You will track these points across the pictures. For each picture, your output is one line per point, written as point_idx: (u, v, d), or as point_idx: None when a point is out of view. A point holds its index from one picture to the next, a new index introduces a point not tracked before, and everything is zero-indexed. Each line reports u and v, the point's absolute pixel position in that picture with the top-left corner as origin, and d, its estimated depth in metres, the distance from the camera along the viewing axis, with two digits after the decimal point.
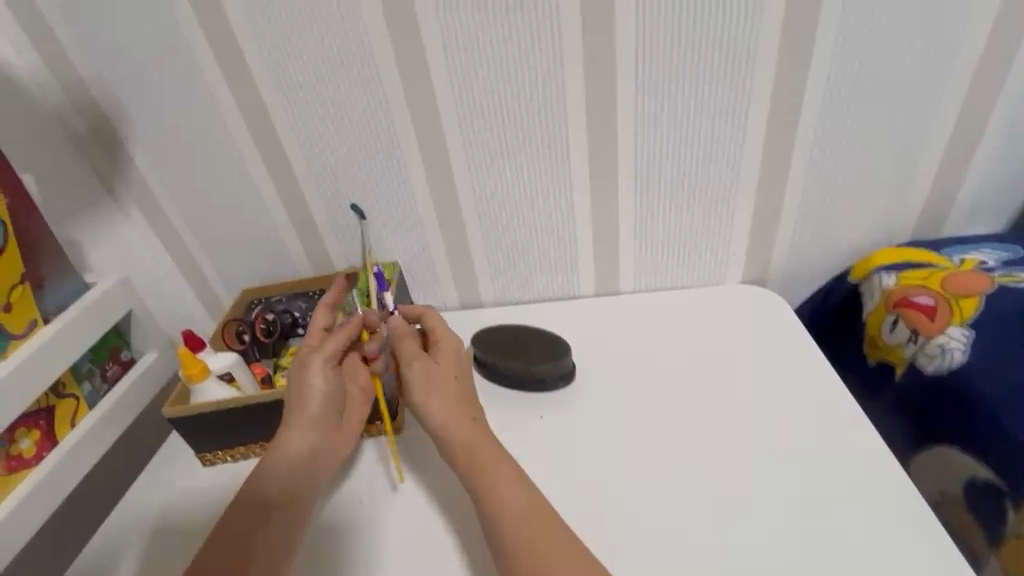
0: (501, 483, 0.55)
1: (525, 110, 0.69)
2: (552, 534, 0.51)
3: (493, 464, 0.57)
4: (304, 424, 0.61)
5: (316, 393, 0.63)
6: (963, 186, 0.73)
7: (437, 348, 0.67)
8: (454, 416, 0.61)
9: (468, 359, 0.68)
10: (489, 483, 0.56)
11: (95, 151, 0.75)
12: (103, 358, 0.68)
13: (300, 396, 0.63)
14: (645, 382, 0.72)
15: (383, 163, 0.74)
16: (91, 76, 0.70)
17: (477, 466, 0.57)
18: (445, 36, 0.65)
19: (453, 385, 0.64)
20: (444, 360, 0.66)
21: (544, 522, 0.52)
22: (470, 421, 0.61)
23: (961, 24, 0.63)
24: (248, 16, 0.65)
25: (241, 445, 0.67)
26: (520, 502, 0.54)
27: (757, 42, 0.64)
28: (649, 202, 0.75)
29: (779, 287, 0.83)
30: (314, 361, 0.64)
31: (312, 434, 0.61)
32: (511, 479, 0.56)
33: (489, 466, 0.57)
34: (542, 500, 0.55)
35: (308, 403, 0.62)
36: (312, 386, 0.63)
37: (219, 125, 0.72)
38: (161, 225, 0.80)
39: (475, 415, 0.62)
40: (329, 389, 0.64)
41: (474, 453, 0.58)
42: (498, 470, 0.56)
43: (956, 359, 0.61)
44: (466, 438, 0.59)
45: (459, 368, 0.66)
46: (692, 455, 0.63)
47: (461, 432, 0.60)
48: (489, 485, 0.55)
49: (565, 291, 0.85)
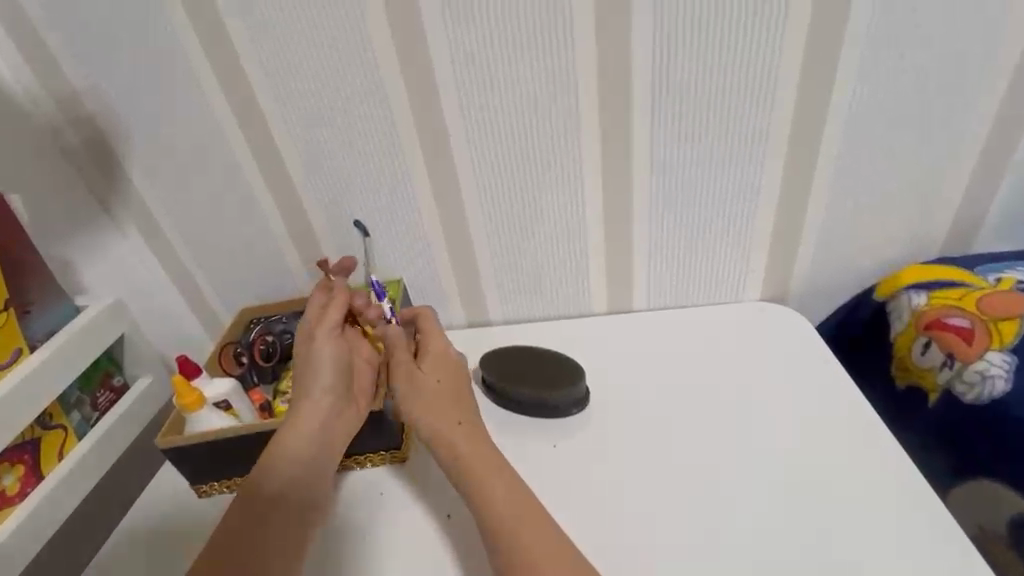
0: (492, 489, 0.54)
1: (536, 123, 0.66)
2: (544, 541, 0.50)
3: (484, 471, 0.55)
4: (314, 395, 0.61)
5: (324, 363, 0.62)
6: (995, 201, 0.70)
7: (426, 353, 0.65)
8: (442, 422, 0.59)
9: (459, 362, 0.65)
10: (481, 489, 0.54)
11: (90, 169, 0.72)
12: (94, 385, 0.65)
13: (309, 369, 0.62)
14: (662, 408, 0.68)
15: (387, 179, 0.71)
16: (84, 90, 0.67)
17: (469, 474, 0.55)
18: (453, 48, 0.62)
19: (438, 388, 0.62)
20: (430, 363, 0.64)
21: (540, 530, 0.51)
22: (456, 426, 0.59)
23: (994, 34, 0.60)
24: (248, 29, 0.62)
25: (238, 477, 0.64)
26: (516, 511, 0.52)
27: (779, 53, 0.61)
28: (665, 218, 0.72)
29: (800, 305, 0.79)
30: (319, 332, 0.64)
31: (326, 402, 0.61)
32: (506, 485, 0.54)
33: (479, 474, 0.55)
34: (537, 505, 0.53)
35: (318, 374, 0.62)
36: (320, 357, 0.63)
37: (217, 141, 0.70)
38: (156, 243, 0.77)
39: (463, 419, 0.59)
40: (339, 358, 0.63)
41: (462, 456, 0.57)
42: (491, 477, 0.54)
43: (998, 388, 0.59)
44: (454, 444, 0.57)
45: (446, 373, 0.63)
46: (712, 488, 0.60)
47: (449, 439, 0.58)
48: (479, 492, 0.54)
49: (576, 310, 0.81)
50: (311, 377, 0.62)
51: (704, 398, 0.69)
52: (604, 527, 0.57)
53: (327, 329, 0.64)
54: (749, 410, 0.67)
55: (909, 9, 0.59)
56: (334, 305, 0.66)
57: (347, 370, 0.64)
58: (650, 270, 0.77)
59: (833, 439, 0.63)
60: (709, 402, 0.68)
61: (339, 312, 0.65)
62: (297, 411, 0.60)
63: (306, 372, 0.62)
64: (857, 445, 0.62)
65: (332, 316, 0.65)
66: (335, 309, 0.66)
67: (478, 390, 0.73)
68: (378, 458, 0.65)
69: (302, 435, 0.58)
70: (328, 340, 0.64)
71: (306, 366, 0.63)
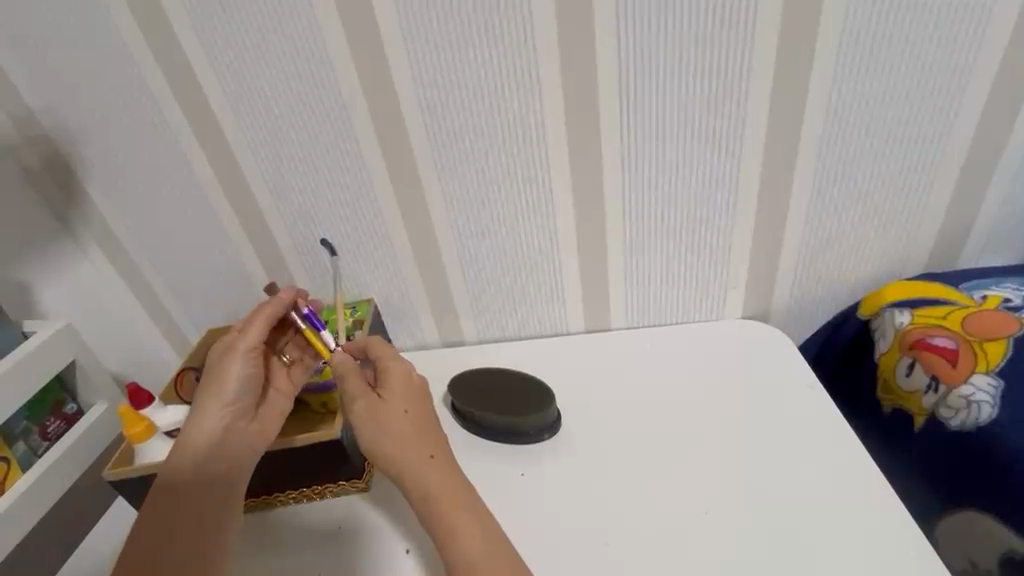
0: (457, 530, 0.49)
1: (503, 134, 0.64)
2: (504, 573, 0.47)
3: (450, 510, 0.50)
4: (216, 406, 0.57)
5: (233, 380, 0.58)
6: (982, 213, 0.68)
7: (385, 381, 0.58)
8: (406, 453, 0.54)
9: (427, 388, 0.59)
10: (449, 530, 0.50)
11: (49, 188, 0.70)
12: (43, 414, 0.63)
13: (217, 379, 0.58)
14: (639, 433, 0.65)
15: (353, 193, 0.69)
16: (40, 108, 0.66)
17: (436, 515, 0.51)
18: (416, 64, 0.60)
19: (404, 420, 0.55)
20: (392, 395, 0.57)
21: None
22: (428, 460, 0.53)
23: (970, 46, 0.58)
24: (202, 41, 0.61)
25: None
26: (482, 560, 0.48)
27: (749, 66, 0.59)
28: (641, 232, 0.69)
29: (784, 322, 0.76)
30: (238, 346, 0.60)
31: (229, 416, 0.57)
32: (471, 526, 0.50)
33: (446, 514, 0.50)
34: (507, 544, 0.49)
35: (220, 398, 0.57)
36: (232, 371, 0.58)
37: (177, 157, 0.68)
38: (120, 263, 0.75)
39: (436, 453, 0.54)
40: (252, 376, 0.59)
41: (435, 496, 0.51)
42: (462, 519, 0.50)
43: (983, 414, 0.56)
44: (421, 482, 0.52)
45: (413, 401, 0.57)
46: (688, 520, 0.57)
47: (418, 476, 0.53)
48: (446, 533, 0.50)
49: (553, 328, 0.79)
50: (217, 390, 0.58)
51: (680, 419, 0.66)
52: (570, 562, 0.55)
53: (244, 350, 0.59)
54: (726, 435, 0.64)
55: (882, 19, 0.57)
56: (261, 318, 0.61)
57: (258, 388, 0.60)
58: (626, 286, 0.74)
59: (814, 466, 0.60)
60: (687, 426, 0.65)
61: (264, 331, 0.60)
62: (194, 418, 0.56)
63: (212, 381, 0.58)
64: (839, 472, 0.59)
65: (254, 336, 0.60)
66: (261, 325, 0.60)
67: (448, 415, 0.70)
68: (339, 487, 0.63)
69: (198, 443, 0.55)
70: (246, 358, 0.59)
71: (213, 378, 0.59)
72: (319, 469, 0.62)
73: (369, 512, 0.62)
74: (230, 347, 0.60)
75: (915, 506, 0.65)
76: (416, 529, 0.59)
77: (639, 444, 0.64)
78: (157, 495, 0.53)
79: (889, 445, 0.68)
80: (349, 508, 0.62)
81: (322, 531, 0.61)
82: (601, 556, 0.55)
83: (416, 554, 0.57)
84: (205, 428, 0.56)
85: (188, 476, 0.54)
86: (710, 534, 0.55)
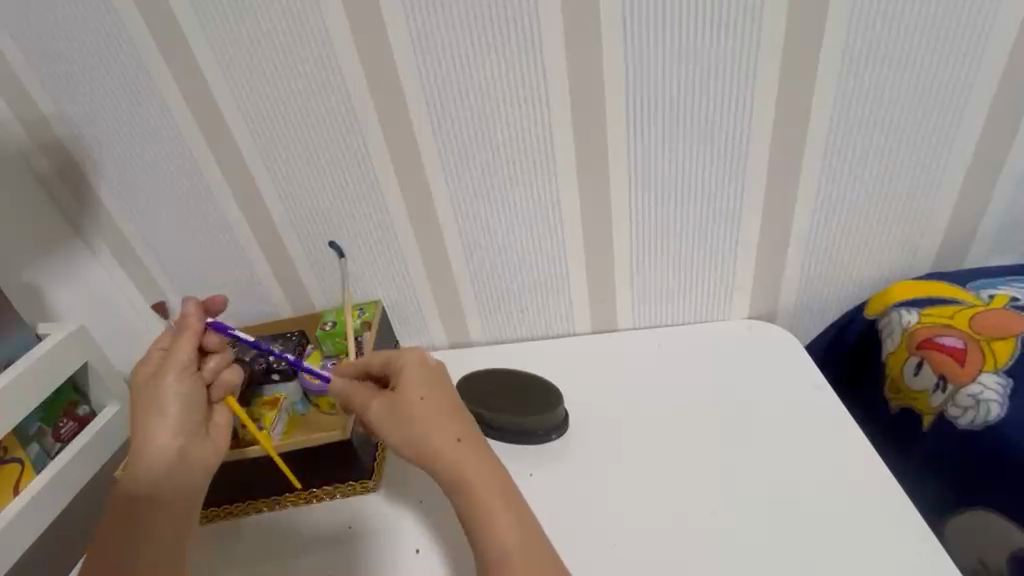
0: (494, 512, 0.50)
1: (508, 135, 0.64)
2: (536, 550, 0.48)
3: (484, 489, 0.51)
4: (161, 425, 0.57)
5: (174, 398, 0.58)
6: (988, 213, 0.68)
7: (402, 373, 0.58)
8: (434, 442, 0.53)
9: (441, 372, 0.59)
10: (483, 509, 0.50)
11: (60, 189, 0.71)
12: (56, 415, 0.64)
13: (155, 404, 0.57)
14: (646, 433, 0.66)
15: (361, 194, 0.69)
16: (50, 111, 0.66)
17: (471, 499, 0.51)
18: (424, 72, 0.61)
19: (423, 408, 0.55)
20: (409, 382, 0.57)
21: (539, 560, 0.47)
22: (456, 443, 0.53)
23: (978, 45, 0.58)
24: (213, 44, 0.61)
25: (210, 509, 0.64)
26: (518, 541, 0.48)
27: (754, 71, 0.60)
28: (646, 233, 0.70)
29: (790, 323, 0.77)
30: (167, 366, 0.58)
31: (179, 437, 0.57)
32: (503, 509, 0.50)
33: (479, 494, 0.51)
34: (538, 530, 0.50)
35: (162, 419, 0.57)
36: (169, 393, 0.58)
37: (186, 159, 0.68)
38: (129, 264, 0.76)
39: (462, 435, 0.54)
40: (190, 394, 0.59)
41: (467, 477, 0.52)
42: (495, 500, 0.50)
43: (992, 412, 0.56)
44: (452, 466, 0.52)
45: (431, 389, 0.56)
46: (694, 520, 0.57)
47: (449, 459, 0.52)
48: (480, 514, 0.50)
49: (559, 329, 0.79)
50: (159, 408, 0.57)
51: (687, 420, 0.66)
52: (579, 564, 0.55)
53: (174, 369, 0.58)
54: (733, 435, 0.64)
55: (889, 18, 0.57)
56: (186, 335, 0.60)
57: (203, 402, 0.59)
58: (633, 287, 0.74)
59: (820, 466, 0.60)
60: (694, 426, 0.65)
61: (191, 348, 0.59)
62: (143, 439, 0.57)
63: (151, 405, 0.57)
64: (845, 471, 0.59)
65: (180, 355, 0.59)
66: (186, 344, 0.59)
67: None
68: (349, 488, 0.64)
69: (154, 461, 0.56)
70: (175, 377, 0.58)
71: (150, 402, 0.58)
72: (330, 470, 0.63)
73: (378, 512, 0.62)
74: (159, 370, 0.59)
75: (923, 507, 0.65)
76: (424, 529, 0.59)
77: (645, 445, 0.64)
78: (126, 499, 0.55)
79: (896, 444, 0.68)
80: (358, 509, 0.63)
81: (333, 531, 0.61)
82: (604, 555, 0.55)
83: (424, 554, 0.57)
84: (158, 446, 0.57)
85: (144, 491, 0.55)
86: (716, 537, 0.55)
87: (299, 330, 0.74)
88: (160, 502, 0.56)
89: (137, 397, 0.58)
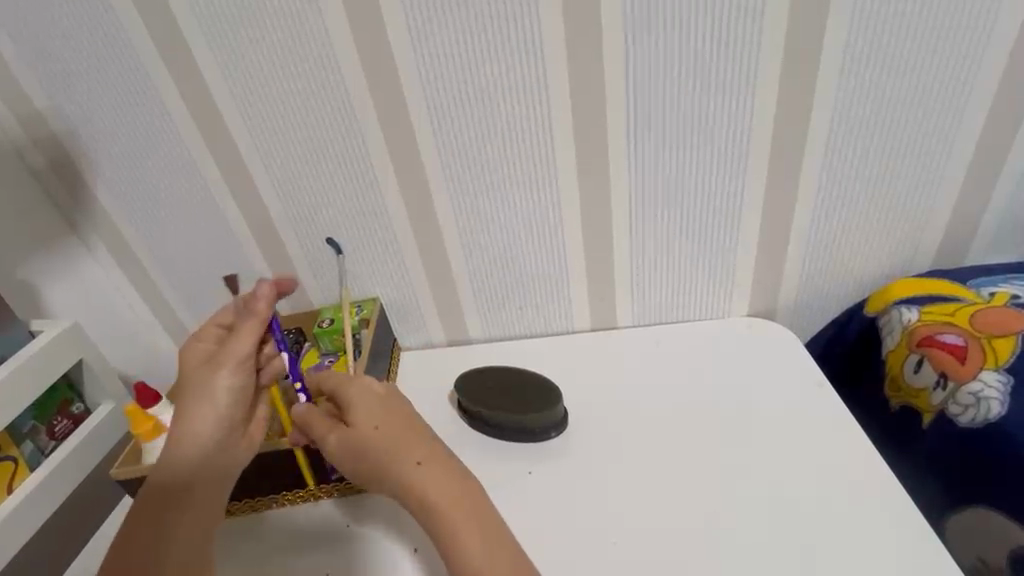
0: (461, 530, 0.49)
1: (507, 133, 0.64)
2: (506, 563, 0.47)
3: (450, 510, 0.50)
4: (215, 414, 0.56)
5: (226, 388, 0.57)
6: (987, 213, 0.68)
7: (353, 402, 0.57)
8: (393, 468, 0.53)
9: (389, 393, 0.58)
10: (454, 531, 0.49)
11: (55, 187, 0.70)
12: (49, 413, 0.63)
13: (206, 392, 0.57)
14: (646, 432, 0.65)
15: (360, 193, 0.69)
16: (45, 107, 0.66)
17: (437, 519, 0.50)
18: (423, 71, 0.61)
19: (377, 437, 0.54)
20: (360, 410, 0.56)
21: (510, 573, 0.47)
22: (416, 468, 0.52)
23: (978, 45, 0.58)
24: (209, 40, 0.61)
25: None
26: (491, 557, 0.47)
27: (755, 71, 0.59)
28: (645, 231, 0.69)
29: (790, 321, 0.76)
30: (227, 356, 0.57)
31: (223, 429, 0.57)
32: (474, 527, 0.49)
33: (447, 514, 0.50)
34: (513, 541, 0.49)
35: (210, 407, 0.56)
36: (222, 384, 0.57)
37: (182, 156, 0.68)
38: (125, 261, 0.75)
39: (422, 458, 0.53)
40: (244, 386, 0.58)
41: (433, 500, 0.51)
42: (462, 520, 0.50)
43: (994, 410, 0.56)
44: (416, 491, 0.52)
45: (383, 416, 0.56)
46: (693, 519, 0.57)
47: (411, 486, 0.52)
48: (452, 536, 0.49)
49: (558, 327, 0.79)
50: (209, 397, 0.57)
51: (687, 419, 0.66)
52: (577, 564, 0.54)
53: (234, 360, 0.57)
54: (733, 433, 0.64)
55: (889, 18, 0.57)
56: (248, 328, 0.58)
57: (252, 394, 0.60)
58: (633, 285, 0.74)
59: (819, 465, 0.60)
60: (693, 425, 0.65)
61: (251, 343, 0.58)
62: (187, 426, 0.55)
63: (208, 390, 0.57)
64: (845, 470, 0.59)
65: (241, 347, 0.58)
66: (247, 337, 0.58)
67: (455, 414, 0.70)
68: (349, 487, 0.63)
69: (192, 452, 0.55)
70: (236, 367, 0.58)
71: (200, 386, 0.57)
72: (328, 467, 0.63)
73: (376, 512, 0.62)
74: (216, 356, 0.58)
75: (923, 506, 0.65)
76: (422, 530, 0.59)
77: (645, 444, 0.64)
78: (157, 490, 0.53)
79: (896, 443, 0.67)
80: (356, 509, 0.62)
81: (331, 531, 0.61)
82: (604, 555, 0.55)
83: (421, 554, 0.57)
84: (199, 436, 0.55)
85: (179, 485, 0.53)
86: (717, 538, 0.55)
87: (296, 329, 0.75)
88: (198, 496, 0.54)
89: (187, 379, 0.58)
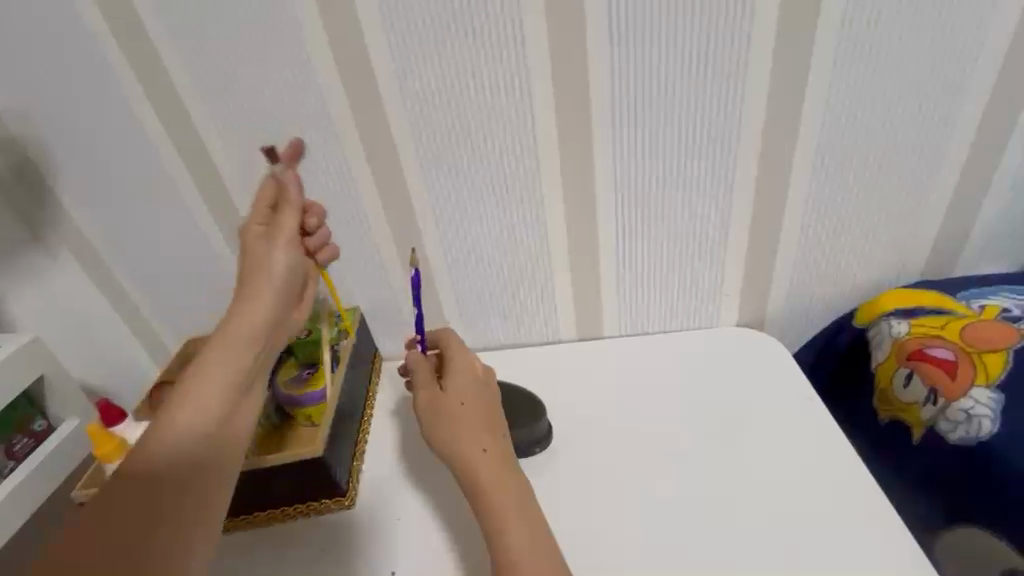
0: (508, 521, 0.49)
1: (490, 137, 0.61)
2: (544, 558, 0.47)
3: (497, 497, 0.50)
4: (269, 300, 0.56)
5: (279, 268, 0.57)
6: (977, 223, 0.67)
7: (451, 375, 0.59)
8: (463, 445, 0.53)
9: (484, 381, 0.60)
10: (495, 517, 0.49)
11: (18, 192, 0.67)
12: (10, 431, 0.61)
13: (261, 270, 0.56)
14: (633, 445, 0.64)
15: (339, 197, 0.66)
16: (5, 107, 0.63)
17: (486, 507, 0.50)
18: (401, 73, 0.58)
19: (461, 411, 0.56)
20: (453, 385, 0.58)
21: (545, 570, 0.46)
22: (480, 453, 0.53)
23: (971, 52, 0.57)
24: (175, 40, 0.58)
25: None
26: (524, 550, 0.47)
27: (743, 79, 0.58)
28: (632, 238, 0.68)
29: (778, 331, 0.75)
30: (279, 236, 0.58)
31: (273, 317, 0.56)
32: (519, 522, 0.49)
33: (492, 501, 0.50)
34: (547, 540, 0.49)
35: (265, 284, 0.56)
36: (276, 261, 0.57)
37: (152, 160, 0.65)
38: (94, 268, 0.72)
39: (489, 446, 0.53)
40: (297, 266, 0.59)
41: (485, 489, 0.51)
42: (510, 512, 0.49)
43: (984, 429, 0.55)
44: (472, 473, 0.52)
45: (472, 396, 0.57)
46: (680, 538, 0.55)
47: (470, 466, 0.52)
48: (492, 521, 0.49)
49: (544, 336, 0.77)
50: (265, 279, 0.56)
51: (673, 433, 0.64)
52: None
53: (288, 235, 0.58)
54: (720, 446, 0.62)
55: (882, 22, 0.55)
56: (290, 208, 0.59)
57: (301, 281, 0.60)
58: (619, 294, 0.72)
59: (807, 479, 0.58)
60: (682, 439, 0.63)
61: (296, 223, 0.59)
62: (241, 314, 0.54)
63: (259, 272, 0.56)
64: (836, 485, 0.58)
65: (291, 219, 0.59)
66: (292, 215, 0.59)
67: None
68: (324, 505, 0.61)
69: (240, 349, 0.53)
70: (290, 244, 0.58)
71: (258, 262, 0.57)
72: (300, 488, 0.59)
73: (353, 533, 0.59)
74: (271, 233, 0.58)
75: (913, 520, 0.63)
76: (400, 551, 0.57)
77: (632, 458, 0.62)
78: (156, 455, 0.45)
79: (884, 456, 0.66)
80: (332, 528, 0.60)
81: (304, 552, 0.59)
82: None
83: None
84: (254, 326, 0.54)
85: (208, 412, 0.49)
86: (705, 557, 0.53)
87: None
88: (210, 459, 0.47)
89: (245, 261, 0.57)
